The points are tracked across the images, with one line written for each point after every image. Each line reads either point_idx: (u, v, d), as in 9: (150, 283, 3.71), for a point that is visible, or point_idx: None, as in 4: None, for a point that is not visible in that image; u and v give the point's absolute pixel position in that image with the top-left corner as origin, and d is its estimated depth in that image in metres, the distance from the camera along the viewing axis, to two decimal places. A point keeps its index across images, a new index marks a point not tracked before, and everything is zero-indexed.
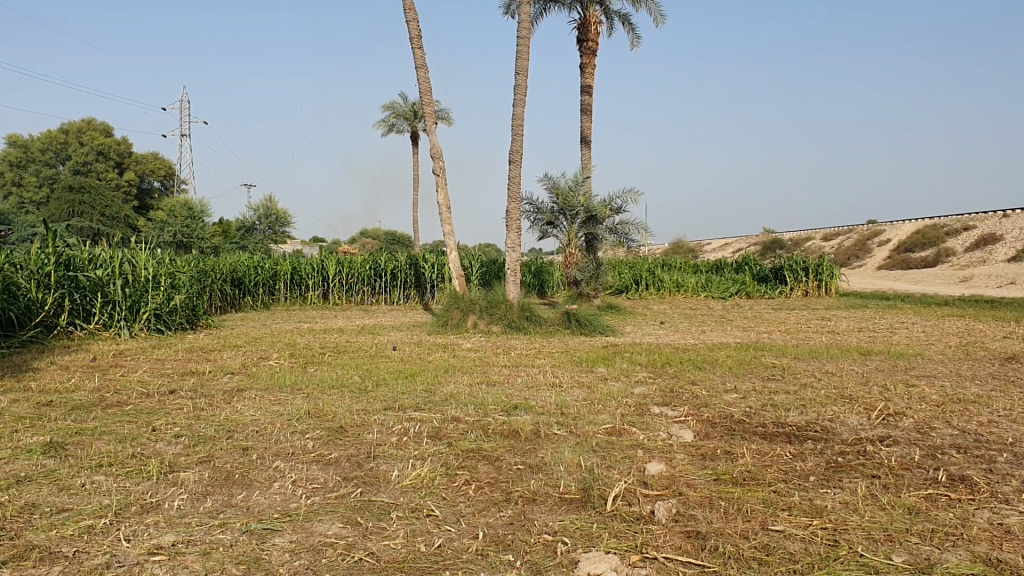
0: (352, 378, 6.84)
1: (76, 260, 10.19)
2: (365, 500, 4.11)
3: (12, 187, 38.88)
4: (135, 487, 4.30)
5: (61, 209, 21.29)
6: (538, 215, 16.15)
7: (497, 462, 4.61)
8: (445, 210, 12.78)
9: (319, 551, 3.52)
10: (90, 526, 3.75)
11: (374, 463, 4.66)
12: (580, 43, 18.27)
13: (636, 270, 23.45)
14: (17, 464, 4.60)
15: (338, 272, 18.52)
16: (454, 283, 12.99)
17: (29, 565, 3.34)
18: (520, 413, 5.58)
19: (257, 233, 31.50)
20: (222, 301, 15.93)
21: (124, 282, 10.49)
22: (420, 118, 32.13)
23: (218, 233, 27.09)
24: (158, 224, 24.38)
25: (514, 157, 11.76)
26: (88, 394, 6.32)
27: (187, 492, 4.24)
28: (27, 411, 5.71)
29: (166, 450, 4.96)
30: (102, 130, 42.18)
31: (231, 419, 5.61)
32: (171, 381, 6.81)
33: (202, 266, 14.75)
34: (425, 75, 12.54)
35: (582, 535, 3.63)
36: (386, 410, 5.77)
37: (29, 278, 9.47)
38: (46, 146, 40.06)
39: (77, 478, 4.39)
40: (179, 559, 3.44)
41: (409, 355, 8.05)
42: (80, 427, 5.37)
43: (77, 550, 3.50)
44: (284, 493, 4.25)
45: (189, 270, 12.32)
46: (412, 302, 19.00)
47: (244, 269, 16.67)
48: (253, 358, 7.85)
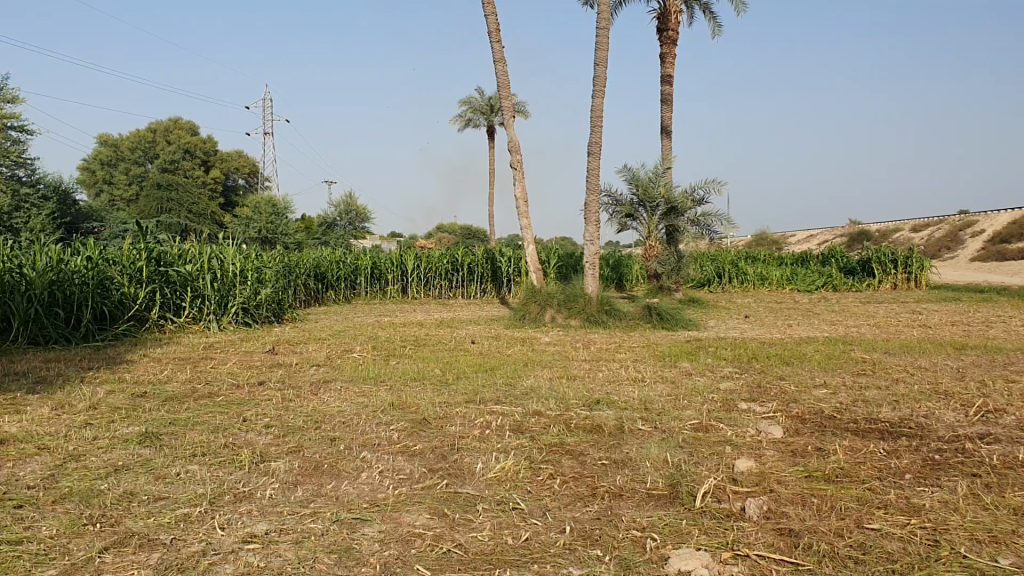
0: (434, 370, 6.90)
1: (168, 255, 10.44)
2: (452, 492, 4.12)
3: (104, 186, 40.46)
4: (227, 476, 4.41)
5: (151, 205, 21.96)
6: (617, 207, 16.01)
7: (582, 457, 4.57)
8: (523, 203, 12.72)
9: (408, 541, 3.56)
10: (187, 514, 3.89)
11: (459, 455, 4.67)
12: (659, 33, 18.07)
13: (718, 263, 23.07)
14: (115, 453, 4.81)
15: (416, 266, 18.66)
16: (531, 277, 12.94)
17: (129, 552, 3.52)
18: (604, 407, 5.55)
19: (339, 226, 32.05)
20: (306, 294, 16.21)
21: (213, 277, 10.73)
22: (497, 112, 32.16)
23: (299, 228, 27.63)
24: (244, 220, 24.90)
25: (594, 149, 11.67)
26: (181, 385, 6.50)
27: (278, 482, 4.33)
28: (124, 402, 5.91)
29: (257, 439, 5.07)
30: (189, 128, 43.42)
31: (319, 410, 5.70)
32: (260, 373, 6.96)
33: (286, 262, 15.01)
34: (504, 69, 12.52)
35: (671, 531, 3.57)
36: (468, 403, 5.77)
37: (122, 273, 9.78)
38: (136, 146, 41.46)
39: (172, 467, 4.55)
40: (273, 548, 3.54)
41: (487, 348, 8.08)
42: (174, 417, 5.54)
43: (175, 538, 3.65)
44: (372, 483, 4.30)
45: (274, 264, 12.53)
46: (489, 296, 19.05)
47: (326, 264, 16.93)
48: (337, 351, 7.96)
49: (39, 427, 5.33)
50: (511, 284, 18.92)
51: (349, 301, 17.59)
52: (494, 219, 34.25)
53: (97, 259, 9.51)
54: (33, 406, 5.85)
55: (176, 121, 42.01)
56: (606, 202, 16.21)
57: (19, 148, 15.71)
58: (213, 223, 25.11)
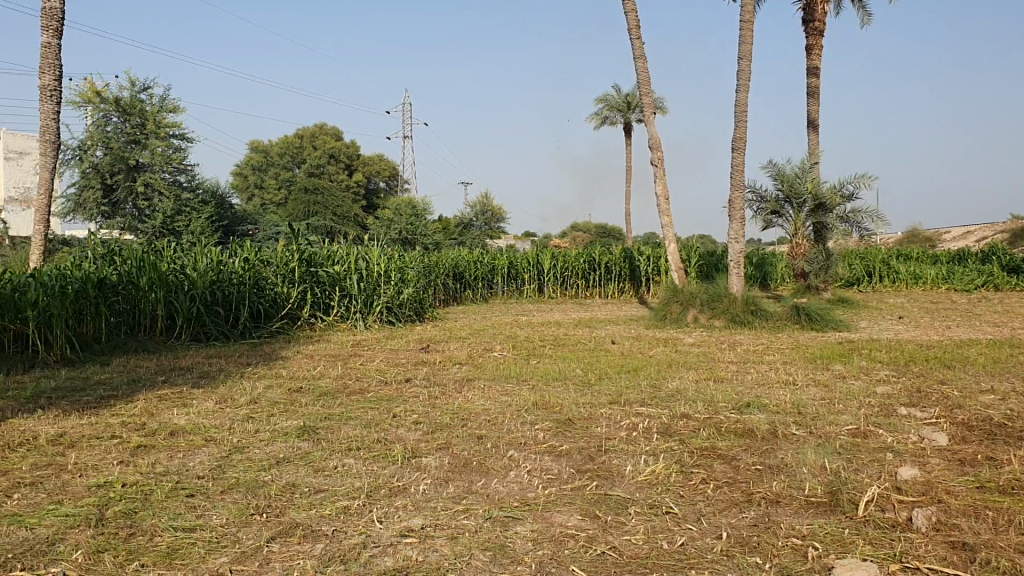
0: (576, 370, 6.89)
1: (318, 256, 10.86)
2: (603, 493, 4.10)
3: (255, 190, 42.44)
4: (382, 471, 4.55)
5: (299, 209, 22.88)
6: (761, 204, 15.62)
7: (734, 461, 4.47)
8: (664, 201, 12.58)
9: (561, 542, 3.57)
10: (346, 507, 4.04)
11: (607, 456, 4.65)
12: (805, 24, 17.52)
13: (868, 261, 22.25)
14: (276, 446, 5.05)
15: (553, 266, 18.75)
16: (673, 276, 12.81)
17: (294, 542, 3.69)
18: (754, 411, 5.41)
19: (476, 226, 32.53)
20: (445, 293, 16.56)
21: (360, 277, 11.07)
22: (634, 109, 31.88)
23: (439, 229, 28.22)
24: (386, 221, 25.65)
25: (738, 145, 11.41)
26: (333, 381, 6.74)
27: (431, 477, 4.42)
28: (281, 397, 6.19)
29: (407, 435, 5.20)
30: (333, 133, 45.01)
31: (465, 408, 5.78)
32: (406, 370, 7.12)
33: (427, 262, 15.38)
34: (644, 66, 12.40)
35: (833, 540, 3.44)
36: (612, 404, 5.74)
37: (276, 273, 10.27)
38: (284, 151, 43.33)
39: (330, 461, 4.73)
40: (430, 542, 3.62)
41: (630, 348, 8.01)
42: (328, 412, 5.75)
43: (336, 530, 3.80)
44: (521, 481, 4.33)
45: (417, 264, 12.83)
46: (627, 296, 18.79)
47: (464, 264, 17.25)
48: (478, 350, 8.07)
49: (205, 420, 5.67)
50: (649, 283, 18.59)
51: (487, 301, 17.78)
52: (630, 217, 33.93)
53: (254, 260, 10.03)
54: (198, 400, 6.23)
55: (321, 127, 43.55)
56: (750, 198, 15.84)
57: (181, 155, 16.47)
58: (356, 225, 25.89)
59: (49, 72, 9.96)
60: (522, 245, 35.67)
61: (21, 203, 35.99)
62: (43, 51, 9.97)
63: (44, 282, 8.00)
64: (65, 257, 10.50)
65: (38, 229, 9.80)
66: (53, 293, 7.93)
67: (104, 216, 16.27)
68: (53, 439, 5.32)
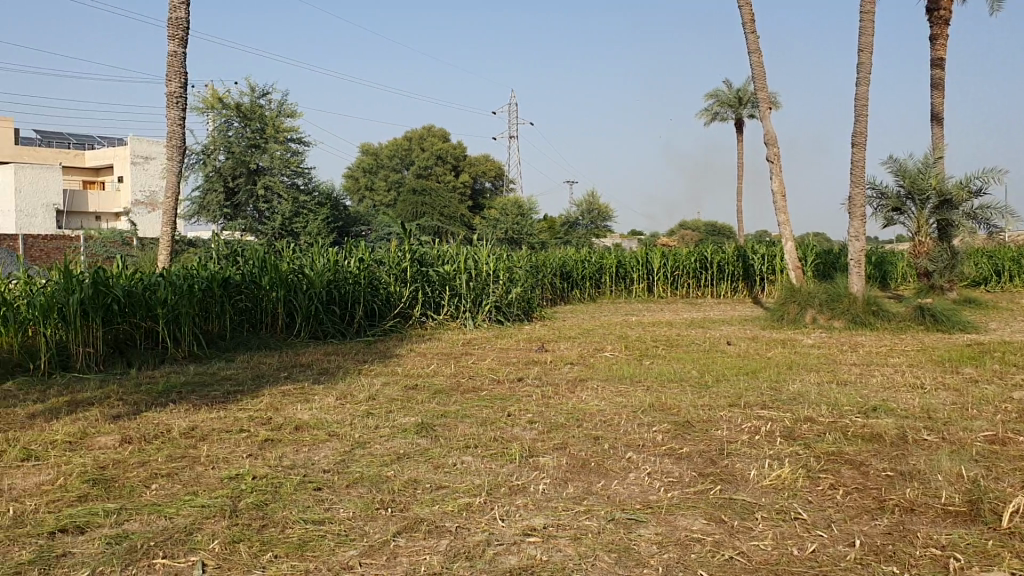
0: (691, 372, 6.80)
1: (429, 256, 11.03)
2: (726, 498, 4.03)
3: (365, 192, 43.38)
4: (500, 469, 4.58)
5: (407, 210, 23.30)
6: (881, 200, 15.11)
7: (863, 467, 4.33)
8: (780, 198, 12.30)
9: (687, 545, 3.52)
10: (468, 504, 4.08)
11: (729, 460, 4.57)
12: (929, 13, 16.86)
13: (996, 260, 21.25)
14: (396, 443, 5.15)
15: (664, 264, 18.50)
16: (790, 275, 12.52)
17: (420, 537, 3.75)
18: (881, 415, 5.23)
19: (583, 226, 32.45)
20: (553, 292, 16.62)
21: (469, 276, 11.18)
22: (746, 104, 31.23)
23: (546, 229, 28.27)
24: (494, 220, 25.85)
25: (858, 140, 11.06)
26: (447, 379, 6.83)
27: (550, 477, 4.42)
28: (397, 395, 6.31)
29: (524, 434, 5.22)
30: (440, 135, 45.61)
31: (580, 408, 5.77)
32: (519, 370, 7.16)
33: (535, 261, 15.51)
34: (758, 61, 12.16)
35: (976, 552, 3.30)
36: (731, 406, 5.64)
37: (389, 272, 10.51)
38: (393, 153, 44.16)
39: (449, 458, 4.80)
40: (554, 542, 3.62)
41: (746, 349, 7.86)
42: (445, 410, 5.83)
43: (459, 526, 3.84)
44: (642, 484, 4.29)
45: (525, 264, 12.87)
46: (741, 295, 18.64)
47: (571, 263, 17.28)
48: (590, 350, 8.04)
49: (327, 416, 5.83)
50: (764, 282, 18.53)
51: (595, 300, 17.69)
52: (740, 214, 33.16)
53: (368, 259, 10.29)
54: (318, 396, 6.41)
55: (429, 128, 44.10)
56: (869, 195, 15.34)
57: (298, 158, 16.94)
58: (464, 225, 26.12)
59: (174, 80, 10.42)
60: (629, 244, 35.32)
61: (147, 205, 37.58)
62: (170, 60, 10.43)
63: (172, 282, 8.36)
64: (191, 257, 10.96)
65: (166, 231, 10.26)
66: (180, 292, 8.29)
67: (227, 219, 16.82)
68: (185, 431, 5.55)
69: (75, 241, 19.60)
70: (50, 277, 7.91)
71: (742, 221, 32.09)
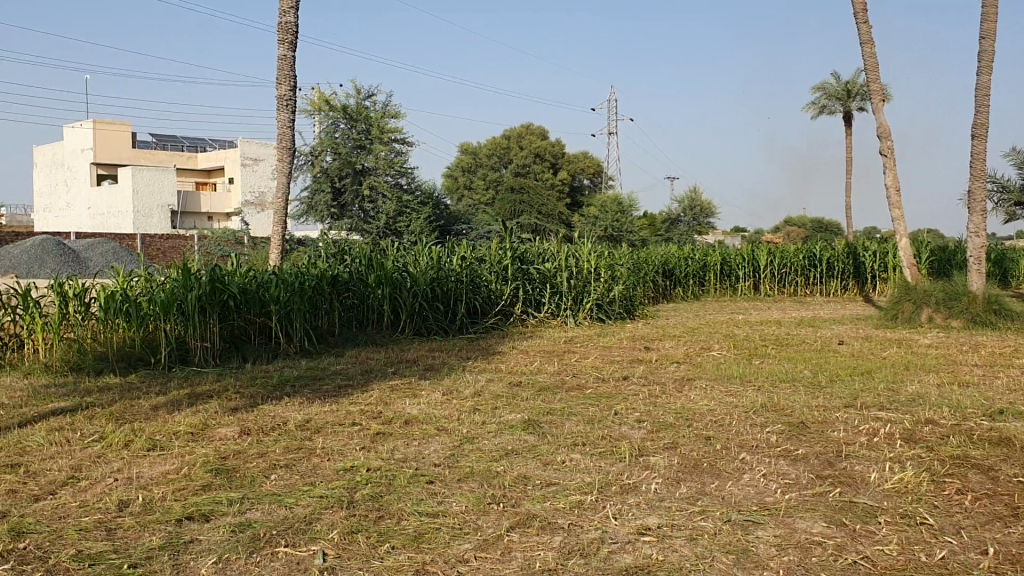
0: (803, 372, 6.65)
1: (530, 253, 11.09)
2: (847, 500, 3.93)
3: (464, 190, 43.75)
4: (610, 467, 4.57)
5: (506, 208, 23.45)
6: (1003, 194, 14.49)
7: (992, 472, 4.16)
8: (895, 193, 11.91)
9: (808, 548, 3.45)
10: (580, 501, 4.09)
11: (847, 462, 4.45)
12: None
13: None
14: (504, 439, 5.19)
15: (771, 262, 18.16)
16: (905, 273, 12.12)
17: (533, 533, 3.77)
18: (1008, 419, 5.02)
19: (684, 223, 31.99)
20: (656, 290, 16.58)
21: (570, 274, 11.17)
22: (856, 97, 30.27)
23: (647, 226, 27.97)
24: (594, 217, 25.75)
25: (978, 132, 10.60)
26: (552, 376, 6.85)
27: (662, 477, 4.39)
28: (503, 391, 6.36)
29: (633, 433, 5.19)
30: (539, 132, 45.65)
31: (689, 408, 5.71)
32: (625, 368, 7.12)
33: (637, 258, 15.58)
34: (870, 52, 11.78)
35: None
36: (847, 407, 5.49)
37: (490, 270, 10.62)
38: (492, 152, 44.43)
39: (558, 455, 4.81)
40: (669, 542, 3.60)
41: (860, 349, 7.64)
42: (551, 407, 5.85)
43: (572, 523, 3.85)
44: (757, 485, 4.21)
45: (626, 262, 12.77)
46: (851, 293, 18.15)
47: (674, 261, 17.23)
48: (696, 349, 7.95)
49: (435, 411, 5.91)
50: (875, 281, 17.83)
51: (698, 298, 17.59)
52: (848, 210, 32.17)
53: (470, 258, 10.43)
54: (425, 391, 6.51)
55: (528, 126, 44.25)
56: (990, 189, 14.75)
57: (402, 159, 17.18)
58: (563, 224, 26.10)
59: (285, 83, 10.73)
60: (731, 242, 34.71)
61: (255, 206, 38.76)
62: (280, 64, 10.75)
63: (284, 279, 8.62)
64: (300, 256, 11.27)
65: (276, 230, 10.58)
66: (291, 289, 8.54)
67: (333, 218, 17.21)
68: (299, 424, 5.70)
69: (189, 241, 20.39)
70: (170, 275, 8.26)
71: (851, 218, 31.12)
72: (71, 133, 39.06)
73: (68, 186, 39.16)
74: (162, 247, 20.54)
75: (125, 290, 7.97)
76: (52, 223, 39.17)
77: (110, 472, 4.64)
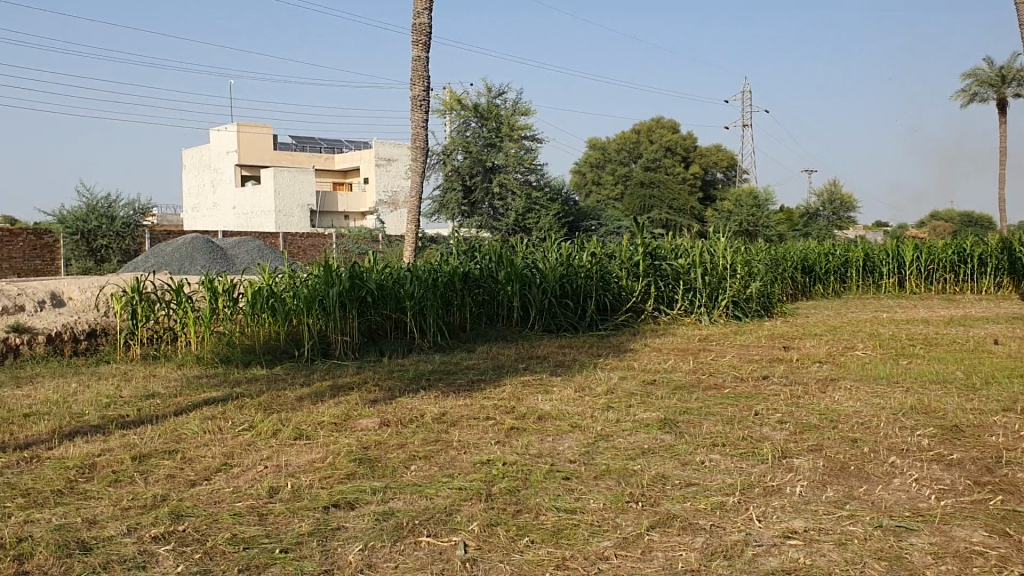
0: (955, 373, 6.34)
1: (662, 250, 10.97)
2: (1008, 509, 3.73)
3: (593, 185, 43.63)
4: (751, 469, 4.48)
5: (636, 204, 23.27)
6: None
7: None
8: None
9: (967, 558, 3.29)
10: (722, 502, 4.02)
11: (1008, 469, 4.22)
12: None
13: None
14: (641, 438, 5.16)
15: (916, 258, 17.38)
16: None
17: (674, 533, 3.74)
18: None
19: (821, 217, 30.90)
20: (794, 287, 16.05)
21: (704, 271, 10.99)
22: (1011, 82, 28.57)
23: (783, 220, 27.19)
24: (727, 212, 25.22)
25: None
26: (688, 375, 6.77)
27: (806, 479, 4.27)
28: (638, 389, 6.32)
29: (773, 434, 5.08)
30: (669, 126, 45.03)
31: (832, 409, 5.54)
32: (763, 367, 6.96)
33: (775, 255, 15.13)
34: None
35: None
36: (1005, 411, 5.21)
37: (621, 267, 10.59)
38: (620, 147, 44.13)
39: (696, 455, 4.75)
40: (816, 546, 3.50)
41: (1018, 350, 7.23)
42: (687, 406, 5.78)
43: (714, 524, 3.80)
44: (910, 491, 4.05)
45: (763, 258, 12.45)
46: (1006, 291, 17.15)
47: (814, 257, 16.57)
48: (838, 348, 7.69)
49: (569, 407, 5.94)
50: None
51: (839, 296, 16.73)
52: (1003, 202, 30.36)
53: (600, 254, 10.42)
54: (559, 387, 6.54)
55: (658, 120, 43.76)
56: None
57: (532, 155, 17.25)
58: (695, 219, 25.68)
59: (418, 84, 10.95)
60: (872, 236, 33.32)
61: (390, 204, 39.85)
62: (414, 64, 10.99)
63: (418, 276, 8.82)
64: (433, 252, 11.52)
65: (410, 228, 10.83)
66: (425, 285, 8.72)
67: (464, 215, 17.47)
68: (436, 417, 5.83)
69: (327, 239, 21.15)
70: (311, 272, 8.57)
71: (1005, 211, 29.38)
72: (217, 137, 41.05)
73: (214, 187, 41.19)
74: (303, 245, 21.35)
75: (270, 286, 8.33)
76: (201, 222, 41.32)
77: (260, 459, 4.84)
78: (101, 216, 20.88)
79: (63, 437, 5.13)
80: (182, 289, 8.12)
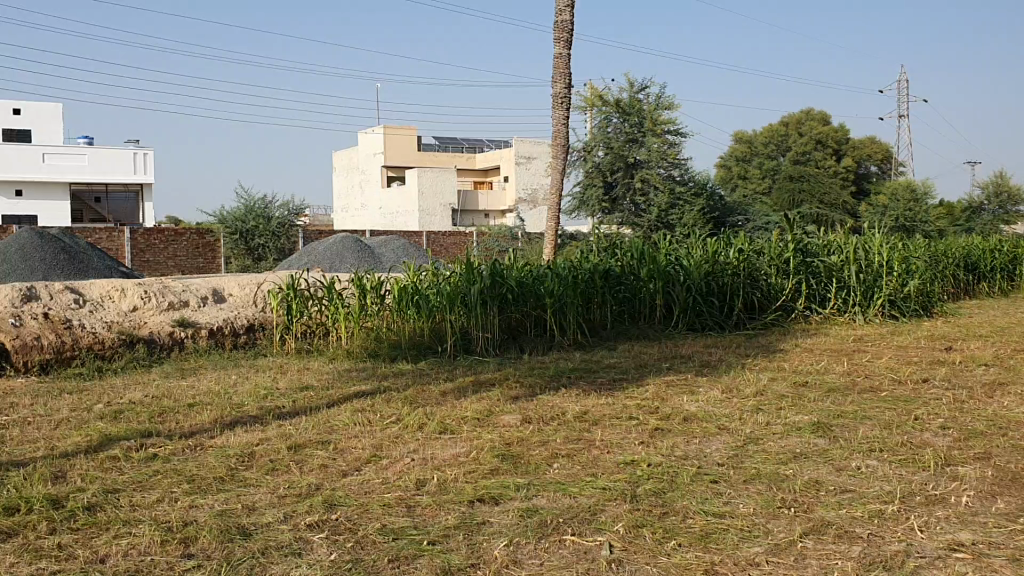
0: None
1: (813, 246, 10.61)
2: None
3: (738, 180, 42.61)
4: (912, 476, 4.26)
5: (784, 198, 22.59)
6: None
7: None
8: None
9: None
10: (880, 511, 3.84)
11: None
12: None
13: None
14: (792, 441, 4.99)
15: None
16: None
17: (829, 540, 3.59)
18: None
19: (986, 211, 29.11)
20: (956, 286, 15.19)
21: (858, 268, 10.55)
22: None
23: (945, 214, 25.77)
24: (883, 206, 24.12)
25: None
26: (841, 376, 6.51)
27: (973, 489, 4.03)
28: (788, 391, 6.12)
29: (936, 441, 4.81)
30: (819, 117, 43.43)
31: (1002, 415, 5.20)
32: (923, 370, 6.61)
33: (935, 251, 14.37)
34: None
35: None
36: None
37: (769, 263, 10.31)
38: (768, 140, 42.91)
39: (852, 461, 4.55)
40: (986, 561, 3.29)
41: None
42: (841, 409, 5.55)
43: (872, 533, 3.63)
44: None
45: (923, 255, 11.84)
46: None
47: (978, 253, 15.64)
48: (1008, 351, 7.22)
49: (716, 408, 5.81)
50: None
51: (1006, 294, 15.80)
52: None
53: (748, 250, 10.18)
54: (704, 388, 6.41)
55: (808, 111, 42.31)
56: None
57: (675, 150, 16.99)
58: (849, 213, 24.66)
59: (560, 81, 10.98)
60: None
61: (530, 203, 40.20)
62: (556, 62, 11.02)
63: (560, 273, 8.84)
64: (575, 249, 11.53)
65: (551, 225, 10.86)
66: (567, 282, 8.73)
67: (605, 212, 17.48)
68: (579, 416, 5.81)
69: (470, 237, 21.54)
70: (454, 269, 8.72)
71: None
72: (365, 138, 42.43)
73: (362, 188, 42.61)
74: (446, 243, 21.88)
75: (415, 283, 8.53)
76: (350, 222, 42.90)
77: (407, 452, 4.96)
78: (259, 216, 21.95)
79: (224, 426, 5.40)
80: (332, 286, 8.42)
